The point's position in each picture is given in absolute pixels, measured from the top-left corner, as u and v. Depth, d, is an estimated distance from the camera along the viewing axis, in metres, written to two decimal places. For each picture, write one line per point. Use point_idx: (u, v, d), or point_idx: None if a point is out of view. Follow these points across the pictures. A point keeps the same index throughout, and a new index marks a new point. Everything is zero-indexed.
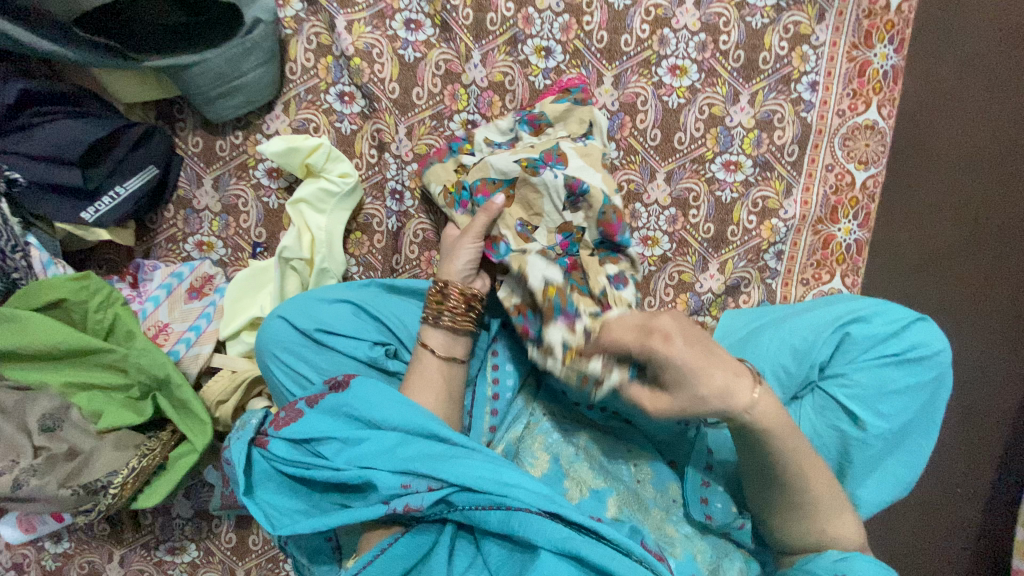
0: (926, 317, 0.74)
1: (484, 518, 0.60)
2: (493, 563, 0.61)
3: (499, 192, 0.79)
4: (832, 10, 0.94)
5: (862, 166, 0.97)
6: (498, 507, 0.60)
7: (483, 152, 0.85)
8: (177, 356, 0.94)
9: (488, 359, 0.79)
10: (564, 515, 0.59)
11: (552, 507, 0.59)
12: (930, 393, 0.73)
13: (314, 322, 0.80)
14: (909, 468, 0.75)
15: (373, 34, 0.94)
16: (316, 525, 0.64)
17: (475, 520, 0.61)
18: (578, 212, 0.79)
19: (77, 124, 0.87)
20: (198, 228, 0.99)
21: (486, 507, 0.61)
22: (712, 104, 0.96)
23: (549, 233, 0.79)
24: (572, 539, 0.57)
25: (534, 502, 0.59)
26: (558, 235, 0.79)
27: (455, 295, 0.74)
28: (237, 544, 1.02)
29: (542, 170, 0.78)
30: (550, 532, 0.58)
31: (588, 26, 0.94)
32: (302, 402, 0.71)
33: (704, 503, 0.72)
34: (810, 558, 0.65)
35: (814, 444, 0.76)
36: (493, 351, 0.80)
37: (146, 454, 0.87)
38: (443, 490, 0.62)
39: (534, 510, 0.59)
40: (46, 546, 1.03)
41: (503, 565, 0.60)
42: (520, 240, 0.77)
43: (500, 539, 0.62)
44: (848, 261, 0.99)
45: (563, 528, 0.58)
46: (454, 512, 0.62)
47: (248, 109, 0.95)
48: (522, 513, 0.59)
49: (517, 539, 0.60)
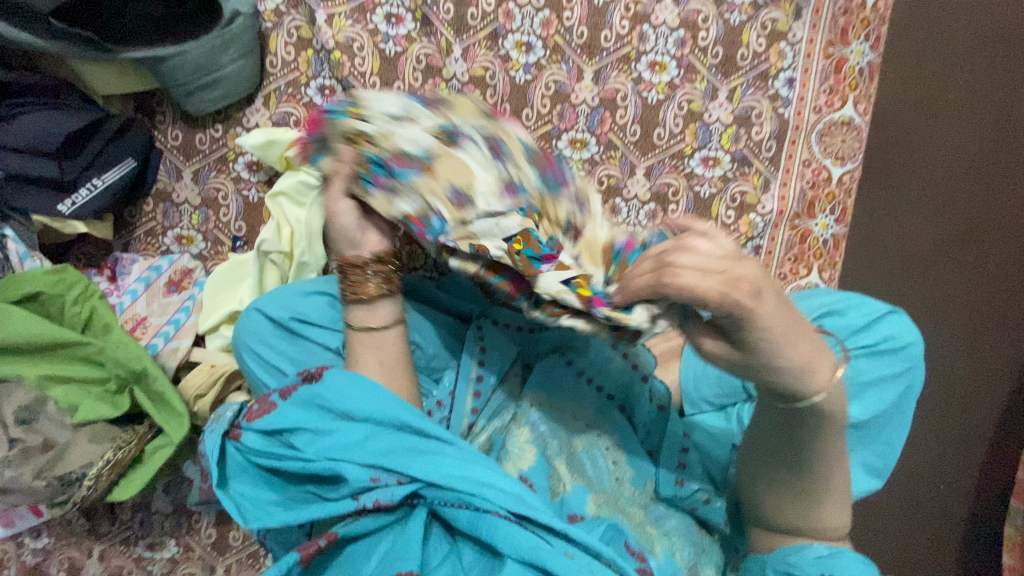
0: (898, 309, 0.77)
1: (452, 516, 0.62)
2: (466, 562, 0.61)
3: (411, 158, 0.62)
4: (809, 8, 0.96)
5: (839, 161, 0.98)
6: (467, 507, 0.61)
7: (376, 116, 0.65)
8: (155, 350, 0.93)
9: (475, 356, 0.80)
10: (531, 517, 0.60)
11: (520, 510, 0.61)
12: (903, 384, 0.75)
13: (290, 311, 0.80)
14: (881, 459, 0.76)
15: (354, 27, 0.94)
16: (293, 518, 0.65)
17: (445, 516, 0.63)
18: (513, 169, 0.63)
19: (52, 115, 0.87)
20: (177, 222, 0.99)
21: (455, 505, 0.62)
22: (691, 100, 0.97)
23: (492, 188, 0.60)
24: (539, 549, 0.57)
25: (502, 503, 0.61)
26: (503, 187, 0.61)
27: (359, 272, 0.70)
28: (217, 539, 1.02)
29: (460, 140, 0.64)
30: (517, 540, 0.58)
31: (568, 21, 0.95)
32: (276, 394, 0.70)
33: (677, 484, 0.78)
34: (793, 550, 0.65)
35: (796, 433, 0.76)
36: (482, 346, 0.81)
37: (122, 446, 0.86)
38: (413, 484, 0.63)
39: (502, 513, 0.60)
40: (25, 542, 1.02)
41: (475, 565, 0.61)
42: (455, 208, 0.60)
43: (472, 539, 0.62)
44: (825, 256, 1.01)
45: (530, 537, 0.58)
46: (423, 504, 0.64)
47: (228, 102, 0.95)
48: (490, 517, 0.60)
49: (485, 541, 0.61)
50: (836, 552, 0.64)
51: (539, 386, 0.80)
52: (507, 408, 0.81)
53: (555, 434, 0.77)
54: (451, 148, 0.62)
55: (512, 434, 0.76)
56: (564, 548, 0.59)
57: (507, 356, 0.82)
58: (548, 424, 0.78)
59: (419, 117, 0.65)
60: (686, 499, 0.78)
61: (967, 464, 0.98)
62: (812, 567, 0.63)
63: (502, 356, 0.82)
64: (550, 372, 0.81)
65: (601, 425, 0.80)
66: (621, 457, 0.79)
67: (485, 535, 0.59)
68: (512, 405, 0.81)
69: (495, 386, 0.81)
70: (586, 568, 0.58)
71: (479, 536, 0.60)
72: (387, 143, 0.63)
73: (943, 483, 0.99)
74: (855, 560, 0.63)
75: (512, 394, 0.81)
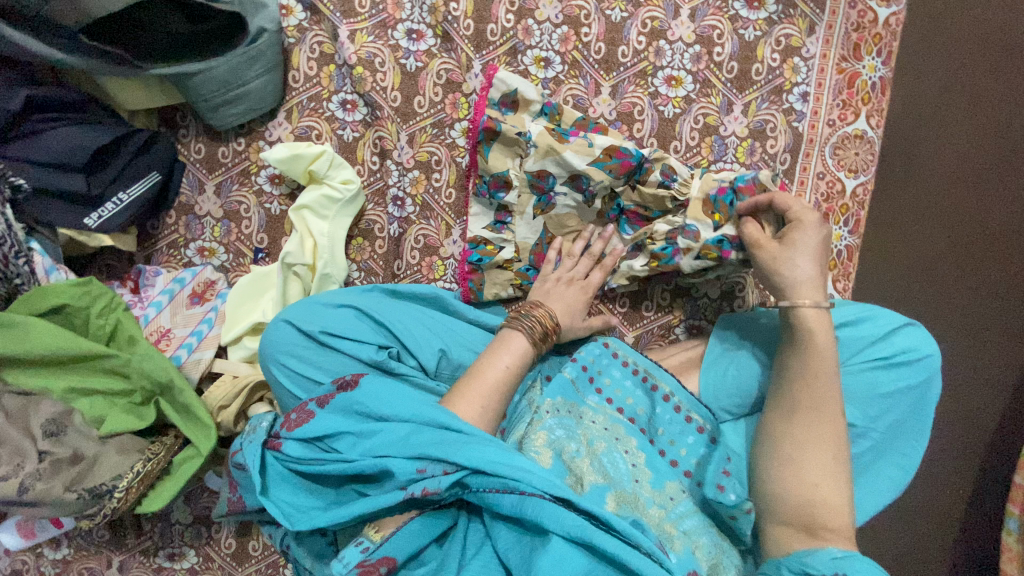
0: (914, 321, 0.79)
1: (496, 501, 0.62)
2: (502, 547, 0.62)
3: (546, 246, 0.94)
4: (822, 24, 0.98)
5: (851, 174, 0.99)
6: (511, 492, 0.61)
7: (501, 240, 0.95)
8: (179, 360, 0.94)
9: None
10: (574, 503, 0.61)
11: (563, 494, 0.61)
12: (917, 395, 0.77)
13: (319, 324, 0.82)
14: (902, 469, 0.78)
15: (375, 43, 0.96)
16: (339, 516, 0.65)
17: (488, 502, 0.63)
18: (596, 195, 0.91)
19: (81, 130, 0.88)
20: (200, 234, 1.00)
21: (498, 490, 0.62)
22: (706, 114, 0.98)
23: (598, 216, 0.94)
24: (585, 527, 0.58)
25: (545, 487, 0.61)
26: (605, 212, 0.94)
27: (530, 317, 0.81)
28: (237, 549, 1.02)
29: (549, 201, 0.92)
30: (563, 519, 0.59)
31: (586, 37, 0.97)
32: (313, 403, 0.73)
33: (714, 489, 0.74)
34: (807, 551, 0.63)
35: None
36: None
37: (150, 459, 0.88)
38: (458, 473, 0.63)
39: (547, 497, 0.60)
40: (45, 552, 1.02)
41: (513, 548, 0.62)
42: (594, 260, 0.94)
43: (511, 522, 0.63)
44: (840, 266, 1.00)
45: (576, 517, 0.59)
46: (468, 495, 0.64)
47: (252, 117, 0.96)
48: (535, 499, 0.60)
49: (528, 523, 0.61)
50: (850, 556, 0.61)
51: (558, 394, 0.84)
52: (525, 417, 0.82)
53: (571, 438, 0.78)
54: (551, 212, 0.93)
55: (528, 438, 0.78)
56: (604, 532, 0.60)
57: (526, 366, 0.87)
58: (564, 428, 0.79)
59: (515, 213, 0.94)
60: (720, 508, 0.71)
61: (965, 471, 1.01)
62: (824, 566, 0.61)
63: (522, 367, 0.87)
64: (565, 382, 0.85)
65: (614, 431, 0.82)
66: (640, 460, 0.79)
67: (531, 517, 0.60)
68: (528, 414, 0.82)
69: (518, 402, 0.85)
70: (629, 550, 0.58)
71: (525, 520, 0.60)
72: (525, 253, 0.95)
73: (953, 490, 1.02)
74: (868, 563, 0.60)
75: (531, 402, 0.84)
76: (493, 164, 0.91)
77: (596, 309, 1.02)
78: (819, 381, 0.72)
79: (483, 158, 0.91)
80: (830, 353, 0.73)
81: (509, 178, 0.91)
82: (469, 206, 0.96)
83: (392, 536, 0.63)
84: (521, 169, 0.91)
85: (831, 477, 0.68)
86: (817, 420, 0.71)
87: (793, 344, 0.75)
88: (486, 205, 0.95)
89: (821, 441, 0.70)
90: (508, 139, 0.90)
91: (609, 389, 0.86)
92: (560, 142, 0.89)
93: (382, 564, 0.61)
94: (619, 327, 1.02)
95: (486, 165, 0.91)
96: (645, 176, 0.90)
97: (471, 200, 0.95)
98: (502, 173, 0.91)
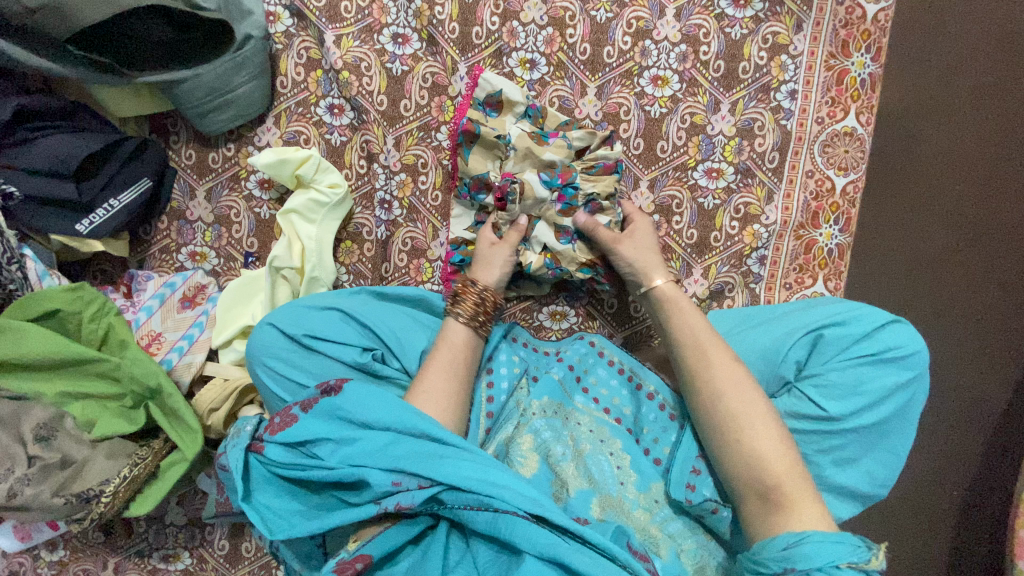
0: (901, 318, 0.78)
1: (471, 518, 0.62)
2: (481, 562, 0.62)
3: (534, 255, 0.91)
4: (809, 21, 0.97)
5: (842, 172, 0.99)
6: (486, 508, 0.62)
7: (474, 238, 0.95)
8: (170, 364, 0.95)
9: (483, 376, 0.85)
10: (547, 518, 0.61)
11: (538, 509, 0.61)
12: (908, 394, 0.75)
13: (303, 328, 0.82)
14: (885, 466, 0.76)
15: (361, 48, 0.96)
16: (317, 525, 0.66)
17: (463, 519, 0.63)
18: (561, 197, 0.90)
19: (71, 138, 0.89)
20: (191, 239, 1.01)
21: (473, 507, 0.62)
22: (693, 113, 0.98)
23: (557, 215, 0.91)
24: (558, 545, 0.58)
25: (519, 504, 0.61)
26: (562, 208, 0.90)
27: (468, 297, 0.83)
28: (230, 551, 1.03)
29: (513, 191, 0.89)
30: (535, 537, 0.59)
31: (571, 38, 0.97)
32: (297, 407, 0.72)
33: (691, 489, 0.75)
34: (763, 543, 0.62)
35: (807, 444, 0.76)
36: (488, 368, 0.86)
37: (138, 463, 0.89)
38: (432, 488, 0.63)
39: (520, 514, 0.61)
40: (42, 554, 1.04)
41: (491, 565, 0.61)
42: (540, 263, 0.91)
43: (490, 539, 0.63)
44: (831, 265, 1.00)
45: (549, 534, 0.59)
46: (444, 510, 0.64)
47: (239, 123, 0.97)
48: (509, 515, 0.61)
49: (503, 540, 0.61)
50: (802, 538, 0.59)
51: (545, 394, 0.83)
52: (512, 418, 0.82)
53: (558, 440, 0.78)
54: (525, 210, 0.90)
55: (515, 442, 0.78)
56: (581, 549, 0.59)
57: (514, 364, 0.87)
58: (551, 430, 0.80)
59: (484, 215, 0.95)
60: (695, 507, 0.73)
61: (960, 470, 1.01)
62: (775, 564, 0.59)
63: (509, 366, 0.87)
64: (552, 383, 0.84)
65: (601, 433, 0.81)
66: (625, 462, 0.78)
67: (505, 535, 0.60)
68: (516, 415, 0.82)
69: (505, 402, 0.85)
70: (605, 568, 0.58)
71: (498, 537, 0.60)
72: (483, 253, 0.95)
73: (949, 488, 1.02)
74: (824, 543, 0.58)
75: (518, 404, 0.83)
76: (473, 167, 0.92)
77: (584, 310, 1.01)
78: (699, 341, 0.76)
79: (462, 161, 0.92)
80: (695, 317, 0.79)
81: (490, 180, 0.91)
82: (451, 207, 0.97)
83: (371, 538, 0.65)
84: (501, 170, 0.91)
85: (758, 421, 0.69)
86: (712, 378, 0.72)
87: (669, 321, 0.80)
88: (467, 206, 0.96)
89: (743, 385, 0.71)
90: (488, 142, 0.91)
91: (596, 388, 0.85)
92: (540, 145, 0.89)
93: (357, 559, 0.62)
94: (608, 328, 1.02)
95: (466, 167, 0.92)
96: (593, 172, 0.91)
97: (453, 201, 0.96)
98: (483, 175, 0.91)
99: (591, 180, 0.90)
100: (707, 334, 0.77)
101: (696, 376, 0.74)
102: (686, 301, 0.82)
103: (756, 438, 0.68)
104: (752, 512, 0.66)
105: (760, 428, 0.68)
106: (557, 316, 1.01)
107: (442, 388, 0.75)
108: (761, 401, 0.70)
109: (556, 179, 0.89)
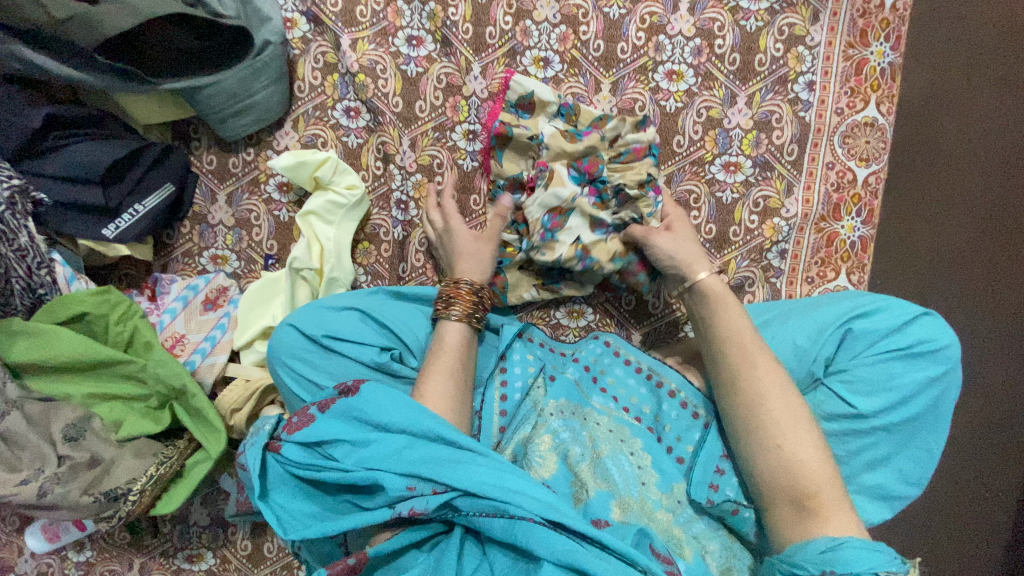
0: (932, 312, 0.76)
1: (487, 525, 0.61)
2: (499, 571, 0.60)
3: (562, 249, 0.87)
4: (826, 11, 0.96)
5: (863, 162, 0.98)
6: (501, 514, 0.61)
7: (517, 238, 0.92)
8: (194, 366, 0.97)
9: (495, 376, 0.84)
10: (564, 524, 0.60)
11: (555, 516, 0.60)
12: (941, 389, 0.73)
13: (323, 329, 0.83)
14: (918, 465, 0.74)
15: (377, 51, 0.98)
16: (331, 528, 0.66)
17: (478, 526, 0.62)
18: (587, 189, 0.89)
19: (96, 146, 0.92)
20: (212, 242, 1.03)
21: (490, 513, 0.61)
22: (709, 107, 0.97)
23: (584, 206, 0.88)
24: (576, 551, 0.57)
25: (535, 510, 0.60)
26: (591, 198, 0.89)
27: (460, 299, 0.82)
28: (253, 551, 1.04)
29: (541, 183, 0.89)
30: (552, 543, 0.57)
31: (584, 35, 0.97)
32: (314, 407, 0.73)
33: (714, 488, 0.73)
34: (796, 547, 0.61)
35: (837, 441, 0.75)
36: (501, 368, 0.85)
37: (163, 462, 0.90)
38: (447, 494, 0.63)
39: (537, 520, 0.59)
40: (69, 555, 1.05)
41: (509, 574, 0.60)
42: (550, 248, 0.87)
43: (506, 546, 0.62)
44: (853, 258, 1.00)
45: (565, 539, 0.58)
46: (458, 517, 0.63)
47: (259, 127, 0.99)
48: (524, 522, 0.59)
49: (519, 547, 0.60)
50: (837, 545, 0.58)
51: (561, 395, 0.82)
52: (529, 418, 0.81)
53: (576, 441, 0.77)
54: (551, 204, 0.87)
55: (533, 443, 0.77)
56: (600, 554, 0.58)
57: (529, 364, 0.86)
58: (570, 430, 0.78)
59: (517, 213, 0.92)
60: (716, 507, 0.73)
61: None
62: (812, 566, 0.58)
63: (524, 364, 0.85)
64: (568, 383, 0.84)
65: (619, 432, 0.79)
66: (646, 462, 0.77)
67: (522, 542, 0.58)
68: (533, 415, 0.82)
69: (521, 401, 0.84)
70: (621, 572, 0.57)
71: (515, 543, 0.59)
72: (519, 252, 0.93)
73: None
74: (861, 550, 0.57)
75: (535, 405, 0.82)
76: (507, 169, 0.93)
77: (601, 308, 1.01)
78: (742, 341, 0.73)
79: (496, 163, 0.94)
80: (744, 321, 0.76)
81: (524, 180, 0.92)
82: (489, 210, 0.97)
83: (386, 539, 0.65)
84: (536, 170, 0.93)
85: (790, 429, 0.67)
86: (755, 377, 0.71)
87: (713, 316, 0.78)
88: None
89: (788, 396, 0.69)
90: (520, 144, 0.92)
91: (613, 388, 0.84)
92: (572, 142, 0.89)
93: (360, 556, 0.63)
94: (625, 325, 1.01)
95: (500, 169, 0.94)
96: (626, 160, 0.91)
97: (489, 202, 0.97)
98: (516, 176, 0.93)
99: (619, 170, 0.90)
100: (751, 335, 0.74)
101: (736, 378, 0.72)
102: (733, 296, 0.78)
103: (786, 448, 0.66)
104: (782, 519, 0.65)
105: (791, 435, 0.67)
106: (575, 314, 1.01)
107: (449, 394, 0.74)
108: (803, 406, 0.69)
109: (583, 173, 0.88)
